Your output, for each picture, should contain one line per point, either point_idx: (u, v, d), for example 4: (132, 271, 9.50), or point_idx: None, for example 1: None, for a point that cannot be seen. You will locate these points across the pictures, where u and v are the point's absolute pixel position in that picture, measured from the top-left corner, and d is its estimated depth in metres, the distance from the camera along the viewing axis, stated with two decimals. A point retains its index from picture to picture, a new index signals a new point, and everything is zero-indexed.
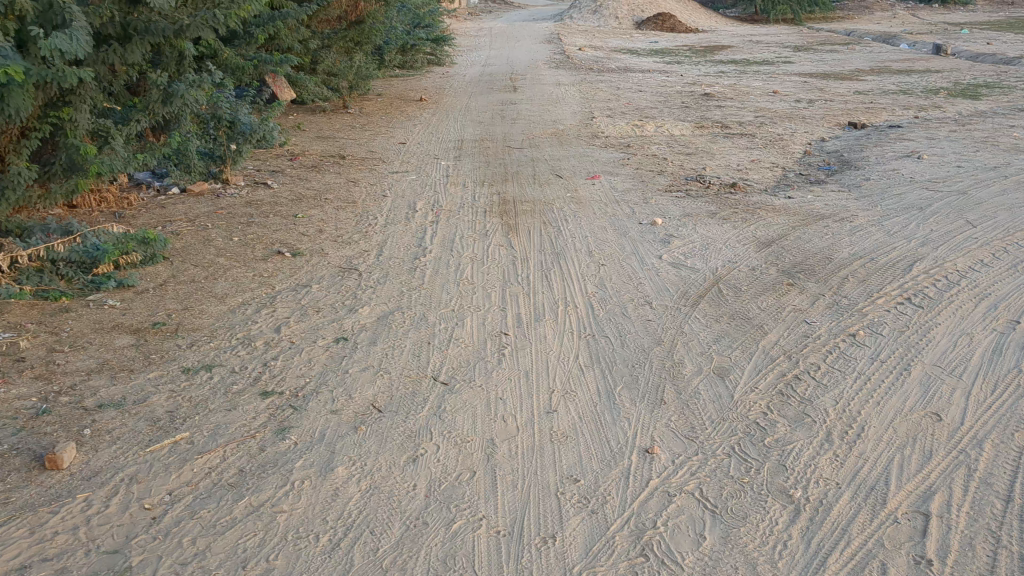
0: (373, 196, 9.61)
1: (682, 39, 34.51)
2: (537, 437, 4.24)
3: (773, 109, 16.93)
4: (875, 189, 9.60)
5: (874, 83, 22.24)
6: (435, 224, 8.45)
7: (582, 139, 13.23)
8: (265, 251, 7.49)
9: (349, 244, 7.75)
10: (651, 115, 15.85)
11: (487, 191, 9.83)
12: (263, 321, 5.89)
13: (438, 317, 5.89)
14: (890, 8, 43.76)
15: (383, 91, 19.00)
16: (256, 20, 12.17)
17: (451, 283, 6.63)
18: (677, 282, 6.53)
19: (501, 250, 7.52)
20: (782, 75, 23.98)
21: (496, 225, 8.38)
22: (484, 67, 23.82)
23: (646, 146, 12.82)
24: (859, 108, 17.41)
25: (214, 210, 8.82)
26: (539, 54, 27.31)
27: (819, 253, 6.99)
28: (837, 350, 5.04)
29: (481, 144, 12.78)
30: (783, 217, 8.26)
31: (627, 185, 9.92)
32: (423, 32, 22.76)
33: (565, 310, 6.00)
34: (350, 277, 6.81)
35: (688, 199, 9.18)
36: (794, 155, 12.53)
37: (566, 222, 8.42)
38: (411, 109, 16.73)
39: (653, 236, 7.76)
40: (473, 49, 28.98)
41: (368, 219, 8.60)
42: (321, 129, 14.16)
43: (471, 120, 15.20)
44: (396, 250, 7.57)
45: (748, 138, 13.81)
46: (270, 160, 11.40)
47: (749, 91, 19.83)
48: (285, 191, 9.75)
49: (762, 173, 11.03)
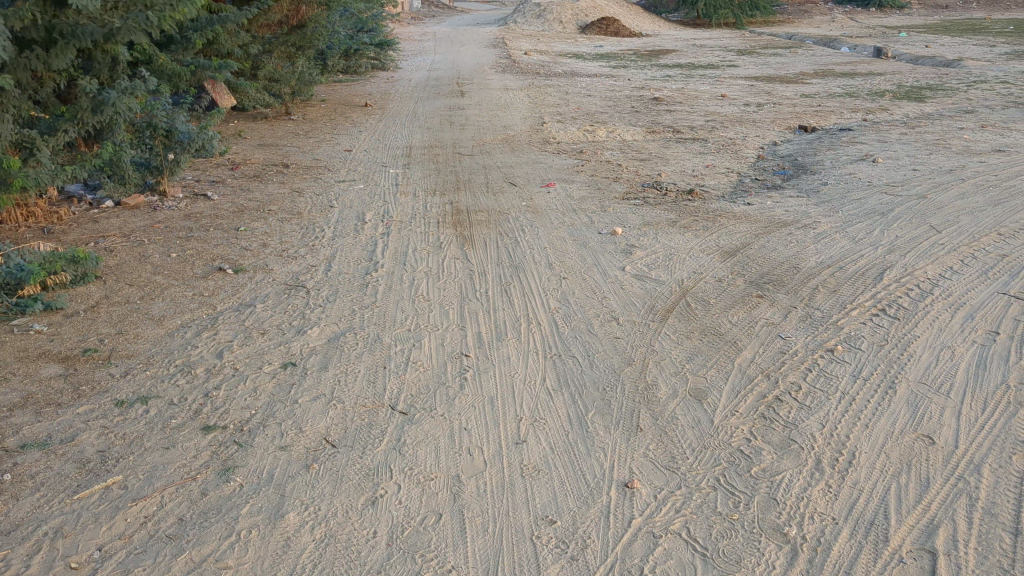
0: (319, 207, 9.21)
1: (626, 43, 34.48)
2: (507, 471, 3.91)
3: (722, 113, 16.84)
4: (833, 194, 9.47)
5: (819, 86, 22.37)
6: (386, 236, 8.09)
7: (533, 145, 12.96)
8: (205, 269, 7.05)
9: (295, 259, 7.34)
10: (601, 120, 15.64)
11: (438, 200, 9.48)
12: (204, 346, 5.47)
13: (394, 338, 5.54)
14: (829, 13, 44.37)
15: (327, 97, 18.53)
16: (195, 24, 11.70)
17: (405, 300, 6.27)
18: (642, 295, 6.26)
19: (457, 263, 7.18)
20: (729, 79, 24.04)
21: (450, 237, 8.03)
22: (429, 71, 23.46)
23: (599, 152, 12.58)
24: (808, 111, 17.42)
25: (151, 224, 8.34)
26: (484, 59, 27.00)
27: (786, 263, 6.78)
28: (817, 368, 4.80)
29: (430, 151, 12.43)
30: (745, 225, 8.06)
31: (583, 193, 9.65)
32: (366, 36, 22.31)
33: (528, 328, 5.68)
34: (297, 296, 6.41)
35: (646, 207, 8.95)
36: (748, 160, 12.40)
37: (522, 232, 8.12)
38: (355, 115, 16.30)
39: (614, 246, 7.49)
40: (417, 53, 28.55)
41: (315, 232, 8.20)
42: (263, 137, 13.68)
43: (418, 126, 14.82)
44: (345, 264, 7.19)
45: (701, 143, 13.66)
46: (210, 169, 10.91)
47: (697, 95, 19.78)
48: (227, 202, 9.28)
49: (718, 179, 10.86)
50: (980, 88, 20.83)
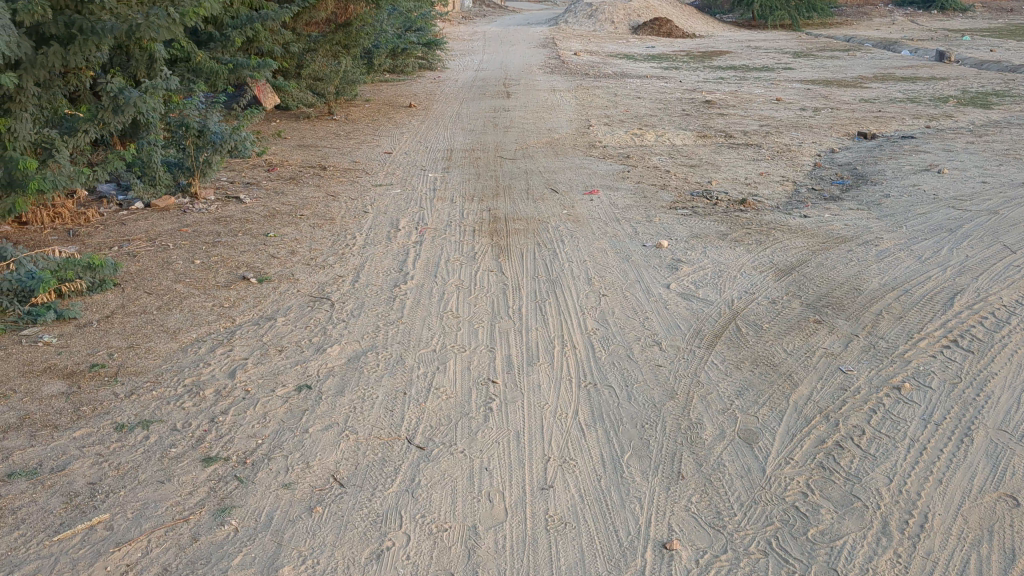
0: (353, 212, 8.88)
1: (679, 44, 33.85)
2: (531, 523, 3.51)
3: (777, 117, 16.24)
4: (896, 207, 8.90)
5: (879, 90, 21.59)
6: (420, 245, 7.73)
7: (579, 149, 12.52)
8: (229, 277, 6.73)
9: (323, 268, 7.00)
10: (651, 123, 15.14)
11: (477, 206, 9.11)
12: (217, 363, 5.14)
13: (418, 360, 5.16)
14: (890, 15, 43.22)
15: (371, 97, 18.27)
16: (234, 21, 11.60)
17: (434, 317, 5.90)
18: (688, 317, 5.80)
19: (491, 276, 6.79)
20: (784, 82, 23.32)
21: (486, 247, 7.65)
22: (477, 72, 23.12)
23: (647, 157, 12.10)
24: (868, 117, 16.73)
25: (178, 227, 8.07)
26: (533, 59, 26.61)
27: (845, 284, 6.28)
28: (882, 410, 4.32)
29: (472, 154, 12.06)
30: (800, 239, 7.55)
31: (629, 201, 9.20)
32: (413, 35, 22.02)
33: (563, 351, 5.27)
34: (321, 309, 6.06)
35: (695, 217, 8.47)
36: (804, 167, 11.84)
37: (563, 243, 7.70)
38: (399, 116, 16.01)
39: (659, 261, 7.03)
40: (466, 53, 28.23)
41: (345, 239, 7.86)
42: (303, 137, 13.42)
43: (461, 128, 14.46)
44: (374, 276, 6.83)
45: (754, 149, 13.10)
46: (246, 171, 10.65)
47: (751, 99, 19.17)
48: (258, 205, 8.99)
49: (772, 188, 10.33)
50: None
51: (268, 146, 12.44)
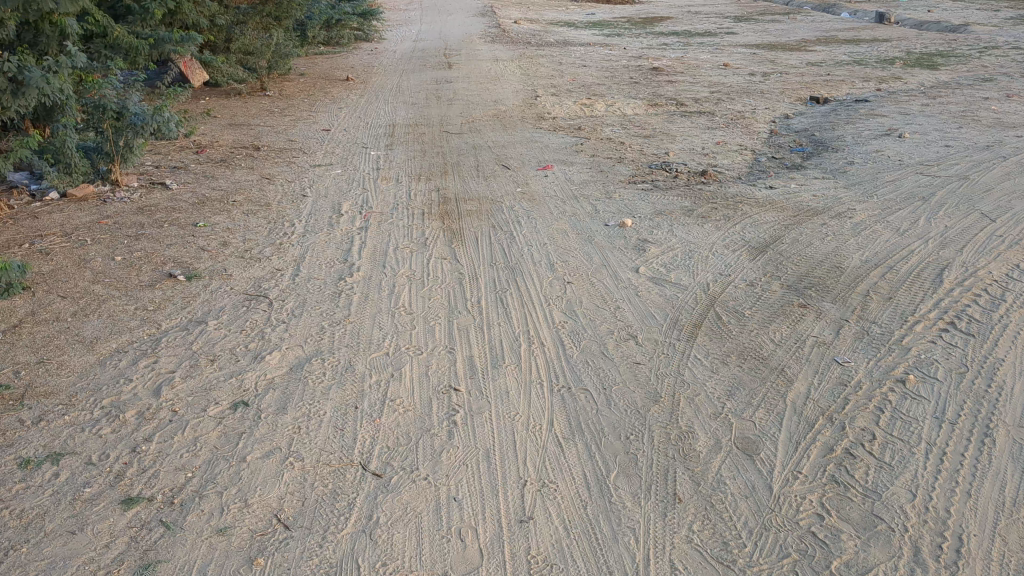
0: (290, 196, 8.24)
1: (619, 10, 33.34)
2: (512, 567, 3.02)
3: (727, 83, 15.85)
4: (862, 175, 8.55)
5: (824, 53, 21.35)
6: (365, 231, 7.14)
7: (527, 121, 11.98)
8: (153, 275, 6.07)
9: (259, 261, 6.38)
10: (599, 92, 14.64)
11: (424, 186, 8.53)
12: (140, 379, 4.53)
13: (369, 366, 4.61)
14: None
15: (306, 71, 17.45)
16: None
17: (384, 315, 5.34)
18: (662, 305, 5.33)
19: (445, 266, 6.24)
20: (729, 47, 22.98)
21: (437, 231, 7.09)
22: (415, 42, 22.36)
23: (599, 128, 11.60)
24: (817, 81, 16.43)
25: (97, 220, 7.36)
26: (473, 28, 25.88)
27: (825, 262, 5.87)
28: (889, 409, 3.90)
29: (415, 129, 11.45)
30: (770, 213, 7.13)
31: (585, 176, 8.69)
32: (347, 6, 21.18)
33: (531, 350, 4.76)
34: (257, 310, 5.46)
35: (656, 192, 8.02)
36: (760, 135, 11.45)
37: (519, 225, 7.18)
38: (336, 90, 15.26)
39: (624, 242, 6.54)
40: (403, 23, 27.34)
41: (283, 227, 7.24)
42: (234, 115, 12.66)
43: (402, 102, 13.80)
44: (317, 269, 6.25)
45: (707, 117, 12.69)
46: (173, 154, 9.91)
47: (698, 64, 18.76)
48: (186, 192, 8.29)
49: (731, 157, 9.92)
50: (993, 54, 19.86)
51: (197, 126, 11.66)
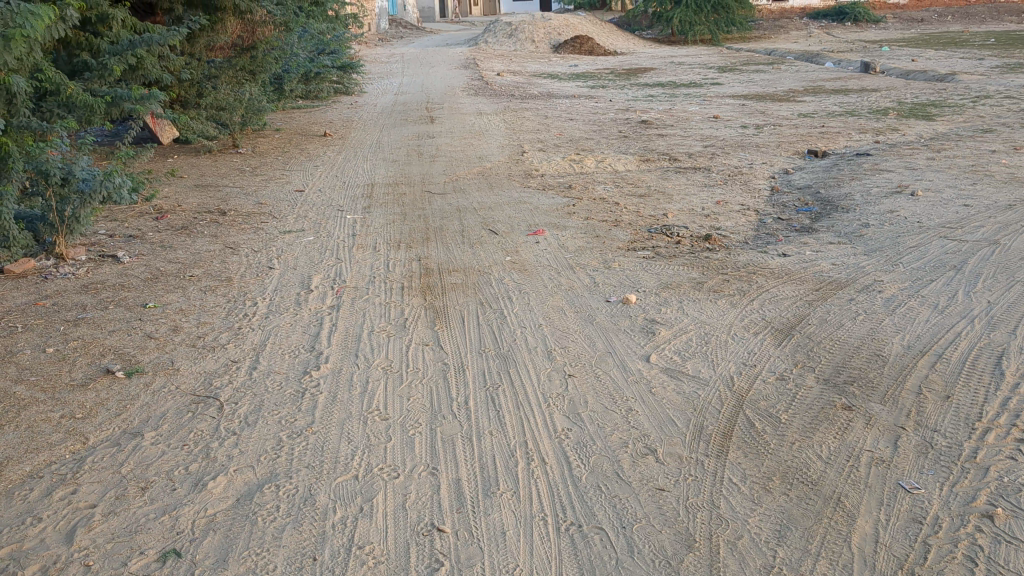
0: (256, 268, 7.48)
1: (603, 61, 33.05)
2: None
3: (719, 137, 15.27)
4: (881, 239, 7.86)
5: (814, 104, 20.90)
6: (336, 310, 6.36)
7: (514, 180, 11.31)
8: (87, 371, 5.26)
9: (213, 351, 5.58)
10: (588, 148, 14.01)
11: (403, 255, 7.78)
12: (52, 516, 3.69)
13: (334, 496, 3.80)
14: (806, 27, 43.02)
15: (282, 126, 16.79)
16: (114, 48, 10.23)
17: (354, 420, 4.54)
18: (682, 404, 4.55)
19: (427, 352, 5.46)
20: (717, 98, 22.53)
21: (418, 310, 6.31)
22: (397, 96, 21.82)
23: (591, 187, 10.93)
24: (812, 133, 15.89)
25: (34, 301, 6.56)
26: (456, 81, 25.41)
27: (864, 349, 5.12)
28: (982, 560, 3.12)
29: (395, 189, 10.74)
30: (789, 286, 6.40)
31: (580, 242, 7.96)
32: (327, 58, 20.66)
33: (530, 469, 3.97)
34: (204, 416, 4.64)
35: (660, 261, 7.29)
36: (762, 193, 10.80)
37: (510, 301, 6.41)
38: (312, 147, 14.56)
39: (629, 322, 5.78)
40: (385, 76, 26.90)
41: (244, 306, 6.45)
42: (203, 175, 11.95)
43: (382, 159, 13.12)
44: (279, 359, 5.45)
45: (704, 173, 12.05)
46: (130, 221, 9.14)
47: (688, 117, 18.24)
48: (139, 265, 7.51)
49: (734, 218, 9.25)
50: (987, 104, 19.43)
51: (161, 188, 10.92)
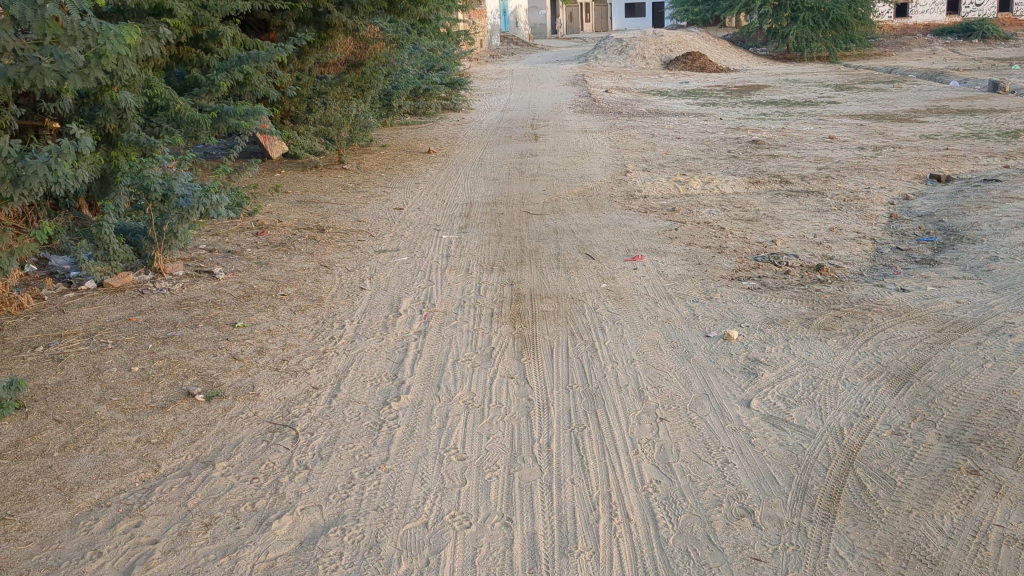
0: (347, 288, 7.38)
1: (714, 79, 32.34)
2: None
3: (835, 158, 14.59)
4: (1012, 275, 7.23)
5: (938, 125, 19.88)
6: (423, 336, 6.17)
7: (616, 201, 10.99)
8: (168, 393, 5.20)
9: (294, 375, 5.46)
10: (695, 168, 13.56)
11: (496, 278, 7.56)
12: (112, 552, 3.59)
13: (400, 545, 3.58)
14: (930, 44, 41.27)
15: (388, 142, 16.90)
16: (223, 63, 10.35)
17: (430, 458, 4.31)
18: (784, 458, 4.16)
19: (513, 385, 5.20)
20: (834, 117, 21.68)
21: (507, 338, 6.07)
22: (503, 112, 21.77)
23: (696, 210, 10.52)
24: (936, 155, 15.04)
25: (128, 316, 6.61)
26: (563, 97, 25.21)
27: (994, 402, 4.61)
28: None
29: (494, 208, 10.56)
30: (908, 326, 5.90)
31: (680, 270, 7.59)
32: (436, 75, 20.79)
33: (613, 526, 3.66)
34: (278, 446, 4.49)
35: (766, 293, 6.86)
36: (879, 220, 10.20)
37: (603, 332, 6.10)
38: (415, 163, 14.55)
39: (729, 361, 5.39)
40: (494, 92, 26.94)
41: (331, 328, 6.33)
42: (306, 190, 12.03)
43: (483, 177, 12.98)
44: (360, 387, 5.28)
45: (817, 197, 11.48)
46: (230, 236, 9.22)
47: (801, 137, 17.55)
48: (233, 282, 7.51)
49: (848, 247, 8.71)
50: None
51: (264, 203, 11.02)
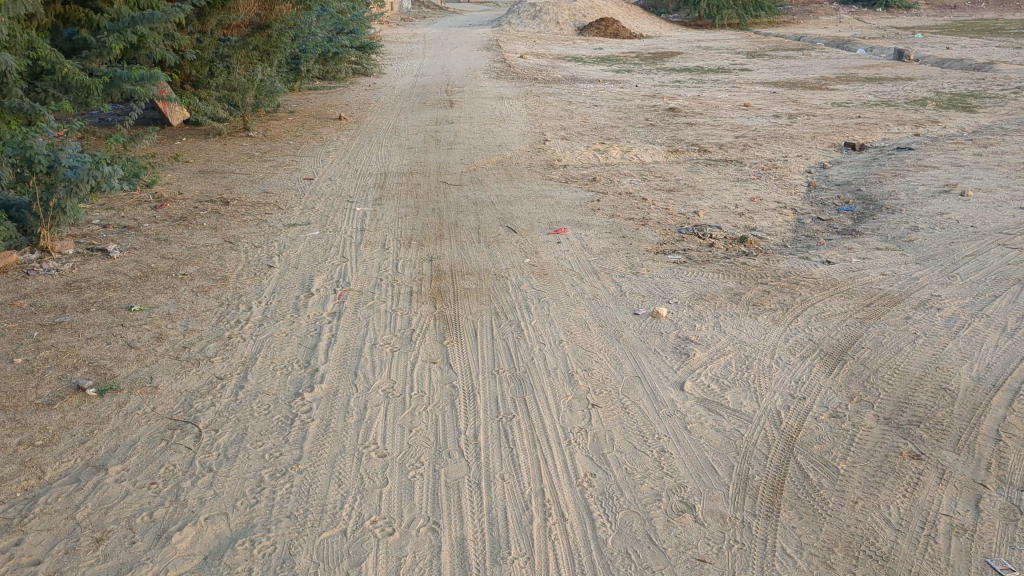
0: (255, 266, 6.94)
1: (628, 45, 32.24)
2: None
3: (751, 126, 14.58)
4: (933, 245, 7.21)
5: (849, 93, 20.12)
6: (337, 318, 5.81)
7: (535, 170, 10.72)
8: (55, 388, 4.74)
9: (197, 365, 5.05)
10: (614, 136, 13.38)
11: (414, 254, 7.21)
12: None
13: (316, 558, 3.27)
14: (836, 12, 41.96)
15: (297, 109, 16.26)
16: (115, 24, 9.58)
17: (347, 455, 3.99)
18: (723, 444, 3.97)
19: (435, 372, 4.90)
20: (747, 85, 21.78)
21: (427, 319, 5.75)
22: (416, 78, 21.24)
23: (616, 179, 10.33)
24: (849, 123, 15.16)
25: (11, 301, 6.07)
26: (477, 62, 24.76)
27: (931, 380, 4.51)
28: None
29: (409, 179, 10.17)
30: (837, 300, 5.79)
31: (604, 243, 7.37)
32: (347, 39, 20.10)
33: (547, 527, 3.41)
34: (178, 446, 4.11)
35: (692, 267, 6.69)
36: (798, 189, 10.16)
37: (527, 311, 5.83)
38: (326, 131, 14.00)
39: (660, 341, 5.19)
40: (407, 57, 26.29)
41: (237, 311, 5.91)
42: (209, 160, 11.42)
43: (398, 145, 12.54)
44: (270, 376, 4.91)
45: (736, 166, 11.41)
46: (127, 211, 8.64)
47: (717, 104, 17.54)
48: (130, 261, 7.00)
49: (770, 218, 8.63)
50: None
51: (164, 174, 10.41)
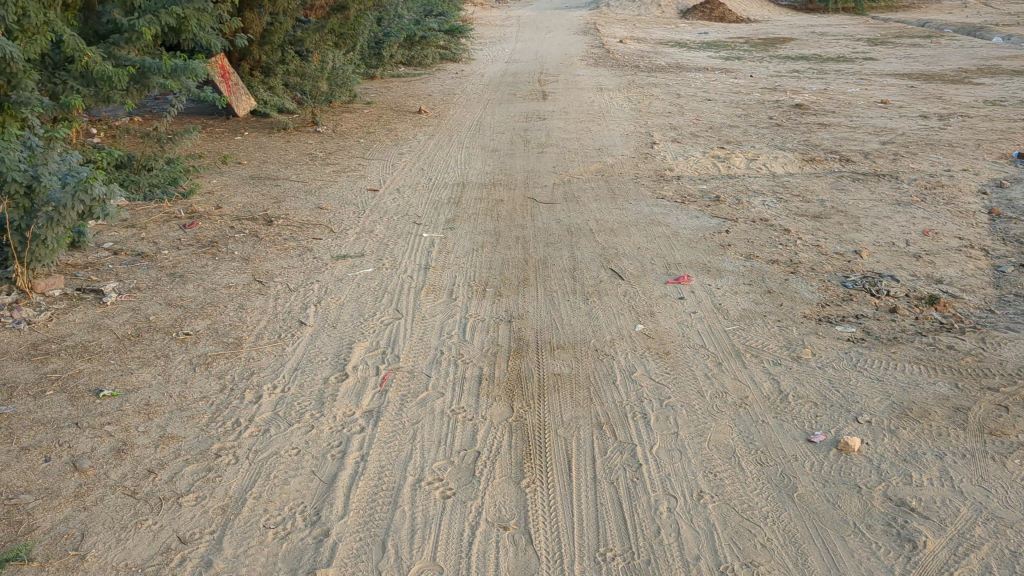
0: (281, 321, 5.29)
1: (736, 30, 29.81)
2: None
3: (897, 129, 12.36)
4: None
5: (999, 88, 17.59)
6: (372, 421, 4.09)
7: (642, 183, 8.88)
8: None
9: (155, 513, 3.38)
10: (734, 140, 11.37)
11: (489, 308, 5.46)
12: None
13: None
14: None
15: (374, 98, 14.66)
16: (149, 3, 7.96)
17: None
18: None
19: (507, 550, 3.15)
20: (877, 77, 19.40)
21: (503, 430, 3.99)
22: (508, 64, 19.45)
23: (745, 199, 8.40)
24: (1015, 127, 12.80)
25: None
26: (573, 48, 22.81)
27: None
28: None
29: (491, 192, 8.43)
30: None
31: (745, 302, 5.51)
32: (433, 23, 18.41)
33: None
34: None
35: (877, 351, 4.76)
36: (978, 217, 8.07)
37: (647, 423, 4.02)
38: (402, 127, 12.34)
39: (860, 506, 3.33)
40: (499, 40, 24.51)
41: (239, 404, 4.25)
42: (263, 161, 9.88)
43: (481, 145, 10.82)
44: (258, 542, 3.23)
45: (891, 182, 9.31)
46: (150, 229, 7.14)
47: (849, 100, 15.31)
48: (128, 308, 5.45)
49: (957, 262, 6.61)
50: None
51: (207, 179, 8.90)
